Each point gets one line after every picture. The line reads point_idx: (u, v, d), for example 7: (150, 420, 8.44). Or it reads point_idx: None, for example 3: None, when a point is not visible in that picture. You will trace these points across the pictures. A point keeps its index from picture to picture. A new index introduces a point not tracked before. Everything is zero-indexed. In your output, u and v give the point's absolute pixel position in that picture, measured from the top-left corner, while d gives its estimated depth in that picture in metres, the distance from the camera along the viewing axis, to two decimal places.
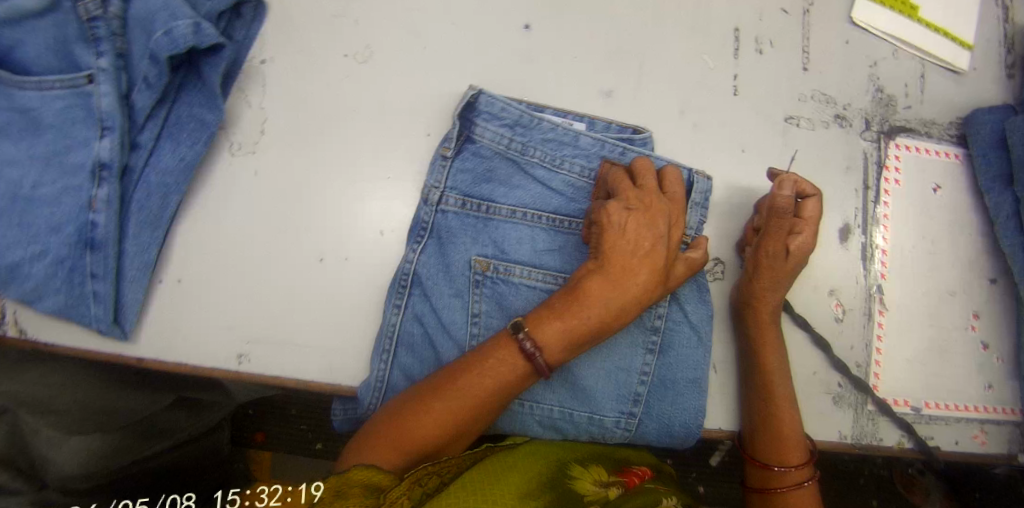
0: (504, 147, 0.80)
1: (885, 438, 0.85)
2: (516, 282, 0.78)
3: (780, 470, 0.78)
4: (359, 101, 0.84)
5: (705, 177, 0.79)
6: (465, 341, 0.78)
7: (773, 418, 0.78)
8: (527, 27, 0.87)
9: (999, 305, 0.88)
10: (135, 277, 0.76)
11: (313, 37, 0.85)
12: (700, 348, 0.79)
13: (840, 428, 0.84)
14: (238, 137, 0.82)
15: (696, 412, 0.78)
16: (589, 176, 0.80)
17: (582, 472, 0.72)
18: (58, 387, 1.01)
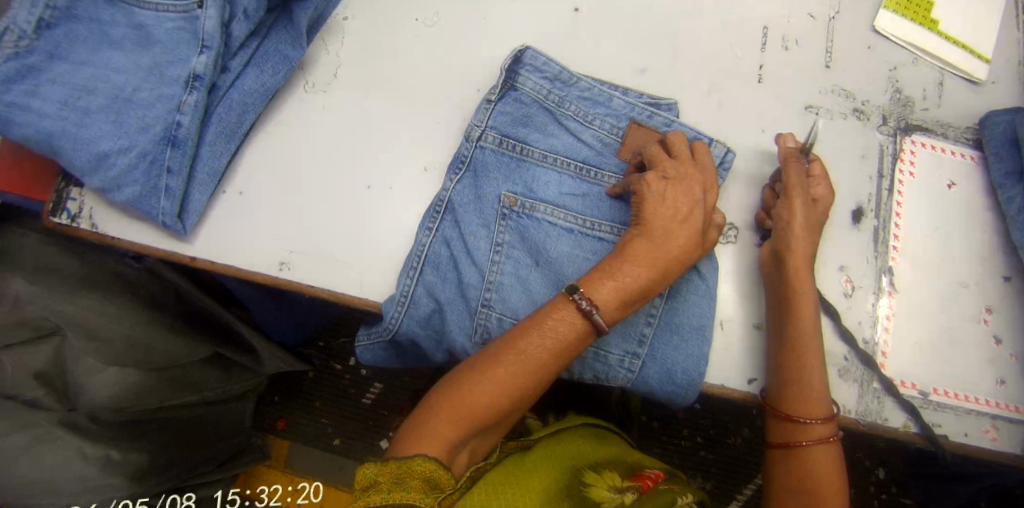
0: (543, 97, 0.88)
1: (890, 419, 0.85)
2: (539, 217, 0.85)
3: (807, 425, 0.81)
4: (419, 57, 0.95)
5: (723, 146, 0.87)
6: (487, 265, 0.84)
7: (786, 368, 0.81)
8: (576, 10, 0.96)
9: (1013, 302, 0.89)
10: (204, 180, 0.87)
11: (386, 1, 0.96)
12: (706, 299, 0.84)
13: (843, 401, 0.85)
14: (313, 77, 0.93)
15: (699, 360, 0.82)
16: (617, 134, 0.88)
17: (596, 478, 0.76)
18: (90, 308, 1.03)
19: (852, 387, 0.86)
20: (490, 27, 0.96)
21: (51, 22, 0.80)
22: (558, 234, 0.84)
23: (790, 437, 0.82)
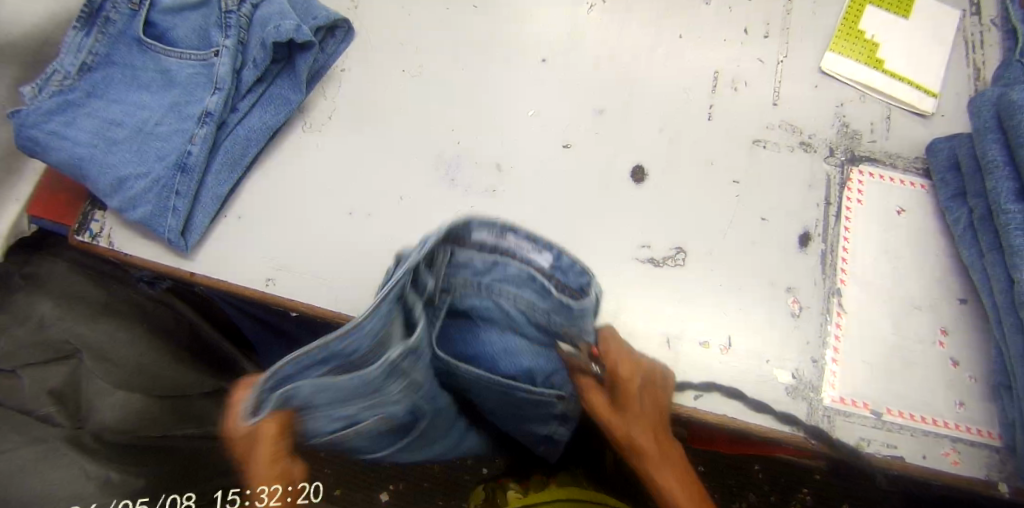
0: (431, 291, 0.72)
1: (842, 438, 0.86)
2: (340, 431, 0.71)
3: None
4: (403, 99, 1.06)
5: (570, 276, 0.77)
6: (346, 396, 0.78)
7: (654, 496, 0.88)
8: (543, 60, 1.07)
9: (968, 325, 0.91)
10: (208, 203, 0.98)
11: (378, 52, 1.09)
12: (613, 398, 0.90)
13: (794, 418, 0.87)
14: (310, 118, 1.05)
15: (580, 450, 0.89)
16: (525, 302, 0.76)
17: None
18: (106, 335, 1.07)
19: (803, 405, 0.87)
20: (466, 74, 1.07)
21: (91, 66, 0.97)
22: (421, 371, 0.72)
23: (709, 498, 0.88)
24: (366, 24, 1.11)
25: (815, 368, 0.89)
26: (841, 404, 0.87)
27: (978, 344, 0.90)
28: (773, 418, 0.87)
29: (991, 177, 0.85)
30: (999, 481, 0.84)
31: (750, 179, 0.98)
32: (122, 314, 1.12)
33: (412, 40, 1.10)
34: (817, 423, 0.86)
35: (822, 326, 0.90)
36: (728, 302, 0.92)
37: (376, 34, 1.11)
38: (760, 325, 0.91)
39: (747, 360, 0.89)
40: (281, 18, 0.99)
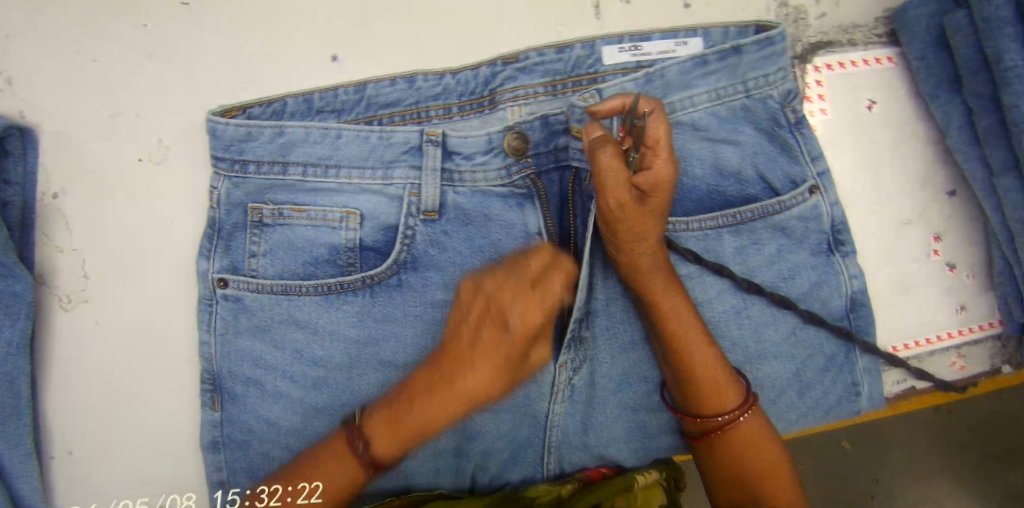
0: None
1: (867, 402, 0.77)
2: (692, 237, 0.71)
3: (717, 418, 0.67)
4: (172, 208, 0.72)
5: (752, 136, 0.72)
6: (545, 396, 0.71)
7: (681, 359, 0.66)
8: (335, 59, 0.71)
9: (959, 218, 0.77)
10: (19, 471, 0.71)
11: (95, 147, 0.71)
12: (736, 325, 0.73)
13: (811, 408, 0.76)
14: (62, 289, 0.73)
15: (696, 149, 0.71)
16: (745, 165, 0.72)
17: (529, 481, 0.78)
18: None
19: (814, 386, 0.76)
20: None
21: None
22: (699, 159, 0.72)
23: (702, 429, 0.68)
24: (51, 101, 0.70)
25: (821, 339, 0.75)
26: (862, 366, 0.76)
27: (974, 239, 0.77)
28: (791, 416, 0.76)
29: (1010, 90, 0.61)
30: (1005, 367, 0.81)
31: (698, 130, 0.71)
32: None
33: (126, 103, 0.71)
34: (837, 398, 0.77)
35: (833, 295, 0.74)
36: (713, 311, 0.72)
37: (73, 116, 0.71)
38: (757, 320, 0.73)
39: (752, 366, 0.74)
40: None
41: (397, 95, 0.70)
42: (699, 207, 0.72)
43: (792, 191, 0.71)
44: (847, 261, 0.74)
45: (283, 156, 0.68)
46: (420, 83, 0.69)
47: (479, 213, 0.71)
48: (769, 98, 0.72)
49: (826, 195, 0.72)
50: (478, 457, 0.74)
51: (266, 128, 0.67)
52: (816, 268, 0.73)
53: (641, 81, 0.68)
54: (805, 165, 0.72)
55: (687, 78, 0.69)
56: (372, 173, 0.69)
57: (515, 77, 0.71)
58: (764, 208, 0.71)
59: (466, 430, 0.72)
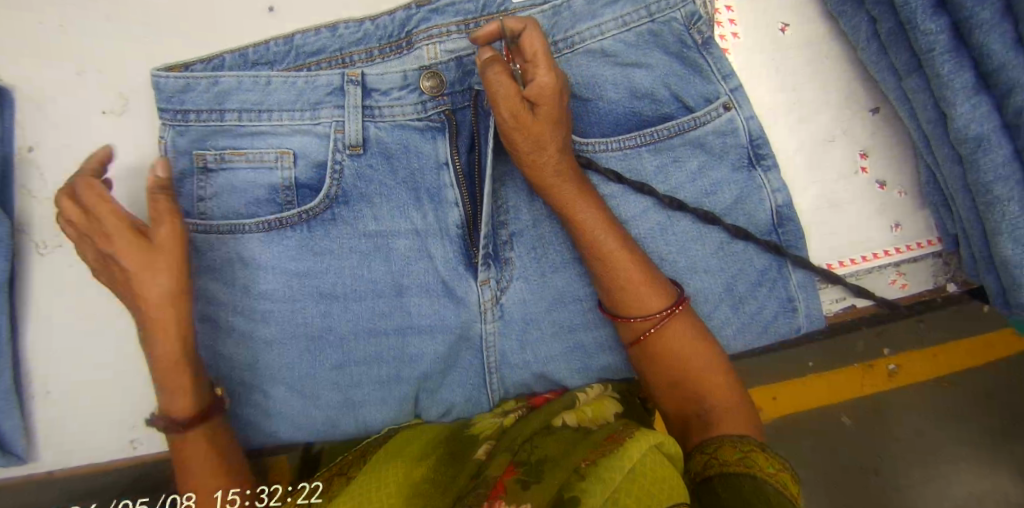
0: None
1: (805, 317, 0.79)
2: (608, 160, 0.75)
3: (637, 321, 0.71)
4: (136, 155, 0.80)
5: (665, 59, 0.75)
6: (473, 316, 0.79)
7: (599, 262, 0.71)
8: (272, 9, 0.82)
9: (883, 134, 0.79)
10: (4, 401, 0.78)
11: (65, 103, 0.79)
12: (662, 239, 0.76)
13: (747, 323, 0.78)
14: (38, 236, 0.80)
15: (609, 76, 0.75)
16: (659, 88, 0.75)
17: (481, 416, 0.82)
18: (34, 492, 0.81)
19: (746, 300, 0.78)
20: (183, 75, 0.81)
21: None
22: (613, 88, 0.75)
23: (635, 332, 0.73)
24: (25, 64, 0.78)
25: (750, 254, 0.77)
26: (797, 283, 0.78)
27: (901, 155, 0.79)
28: (726, 330, 0.78)
29: None
30: (948, 285, 0.82)
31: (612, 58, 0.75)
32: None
33: (90, 62, 0.79)
34: (772, 313, 0.79)
35: (757, 209, 0.77)
36: (639, 227, 0.76)
37: (46, 76, 0.79)
38: (683, 235, 0.77)
39: (683, 280, 0.77)
40: None
41: (324, 44, 0.75)
42: (617, 129, 0.76)
43: (706, 108, 0.75)
44: (768, 175, 0.76)
45: (219, 104, 0.73)
46: (342, 31, 0.75)
47: (400, 147, 0.76)
48: (672, 21, 0.75)
49: (740, 111, 0.76)
50: (416, 377, 0.81)
51: (202, 77, 0.73)
52: (736, 183, 0.77)
53: (548, 12, 0.74)
54: (717, 83, 0.76)
55: (592, 7, 0.74)
56: (301, 114, 0.74)
57: (428, 18, 0.75)
58: (679, 125, 0.75)
59: (403, 350, 0.80)
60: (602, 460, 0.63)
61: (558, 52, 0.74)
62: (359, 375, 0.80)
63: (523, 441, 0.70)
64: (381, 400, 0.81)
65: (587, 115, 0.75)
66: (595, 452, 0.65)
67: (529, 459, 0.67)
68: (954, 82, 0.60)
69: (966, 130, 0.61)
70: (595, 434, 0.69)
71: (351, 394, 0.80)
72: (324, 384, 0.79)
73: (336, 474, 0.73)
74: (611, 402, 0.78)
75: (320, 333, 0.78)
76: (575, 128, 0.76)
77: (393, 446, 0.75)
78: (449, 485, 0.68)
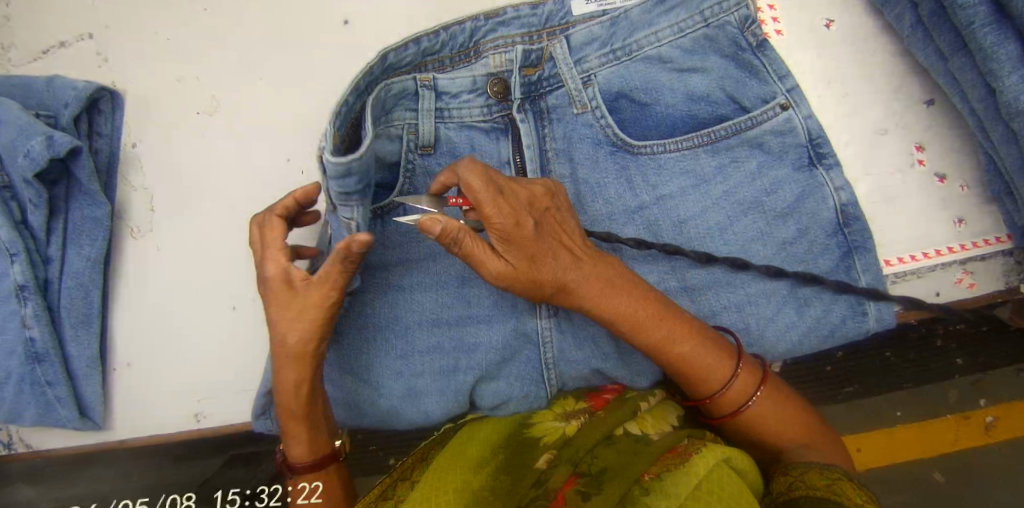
0: (620, 138, 0.76)
1: (874, 320, 0.75)
2: (663, 158, 0.76)
3: (720, 394, 0.69)
4: (221, 150, 0.90)
5: (719, 57, 0.76)
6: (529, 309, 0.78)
7: (663, 354, 0.68)
8: (347, 22, 0.92)
9: (941, 126, 0.77)
10: (87, 371, 0.85)
11: (165, 105, 0.90)
12: (722, 239, 0.75)
13: (810, 325, 0.75)
14: (134, 222, 0.89)
15: (665, 79, 0.75)
16: (713, 86, 0.75)
17: (543, 413, 0.78)
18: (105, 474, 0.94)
19: (812, 303, 0.75)
20: (272, 84, 0.91)
21: None
22: (668, 91, 0.76)
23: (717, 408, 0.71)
24: (136, 74, 0.90)
25: (815, 254, 0.75)
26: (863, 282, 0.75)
27: (958, 148, 0.77)
28: (788, 332, 0.75)
29: None
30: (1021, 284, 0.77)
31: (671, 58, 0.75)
32: (59, 473, 0.93)
33: (189, 70, 0.91)
34: (840, 317, 0.75)
35: (820, 207, 0.75)
36: (698, 226, 0.75)
37: (151, 82, 0.90)
38: (741, 232, 0.75)
39: (739, 281, 0.75)
40: (24, 138, 0.78)
41: (409, 59, 0.70)
42: (674, 131, 0.77)
43: (762, 107, 0.75)
44: (831, 174, 0.75)
45: (373, 158, 0.64)
46: (427, 43, 0.70)
47: (468, 147, 0.74)
48: (726, 25, 0.75)
49: (799, 110, 0.75)
50: (471, 370, 0.78)
51: (366, 142, 0.60)
52: (798, 182, 0.75)
53: (607, 23, 0.74)
54: (772, 83, 0.76)
55: (648, 16, 0.75)
56: (388, 124, 0.70)
57: (495, 29, 0.74)
58: (736, 125, 0.75)
59: (462, 341, 0.78)
60: (664, 475, 0.65)
61: (616, 59, 0.75)
62: (421, 366, 0.78)
63: (585, 449, 0.69)
64: (441, 392, 0.78)
65: (642, 116, 0.77)
66: (656, 465, 0.67)
67: (589, 470, 0.66)
68: (998, 53, 0.61)
69: (1015, 103, 0.60)
70: (656, 444, 0.69)
71: (413, 386, 0.78)
72: (389, 375, 0.78)
73: (398, 480, 0.74)
74: (671, 409, 0.78)
75: (388, 325, 0.77)
76: (630, 132, 0.77)
77: (453, 448, 0.75)
78: (510, 493, 0.66)
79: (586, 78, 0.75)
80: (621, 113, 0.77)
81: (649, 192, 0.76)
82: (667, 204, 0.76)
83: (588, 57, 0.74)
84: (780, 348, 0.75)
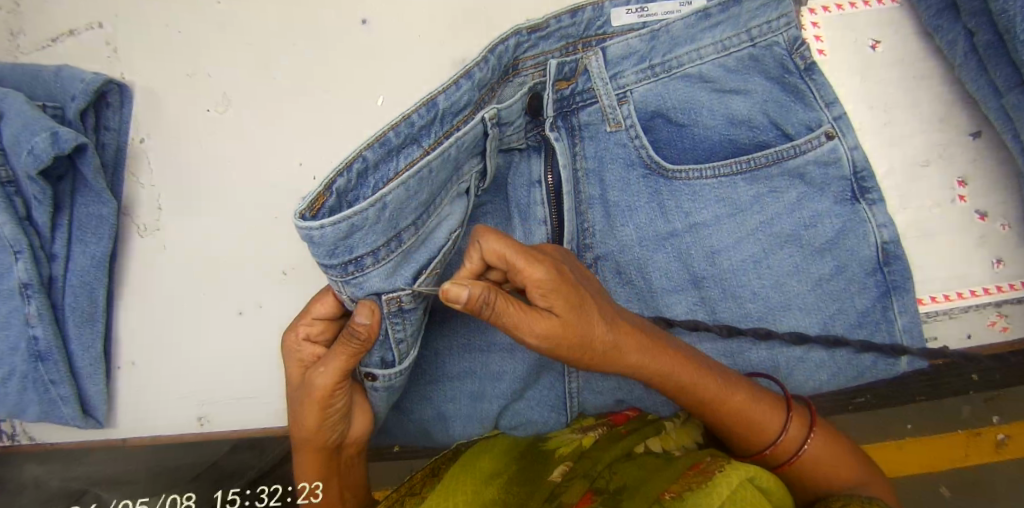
0: (655, 160, 0.72)
1: (903, 362, 0.73)
2: (698, 183, 0.73)
3: (777, 445, 0.67)
4: (232, 151, 0.87)
5: (763, 79, 0.72)
6: None
7: (714, 405, 0.66)
8: (364, 22, 0.88)
9: (985, 162, 0.73)
10: (91, 370, 0.84)
11: (175, 100, 0.87)
12: (756, 273, 0.72)
13: (839, 364, 0.73)
14: (141, 219, 0.87)
15: (703, 101, 0.72)
16: (757, 110, 0.72)
17: (558, 430, 0.76)
18: (109, 461, 0.84)
19: (845, 344, 0.73)
20: (287, 83, 0.88)
21: None
22: (708, 114, 0.72)
23: (778, 461, 0.68)
24: (147, 66, 0.88)
25: (852, 293, 0.72)
26: (895, 323, 0.72)
27: (1002, 184, 0.73)
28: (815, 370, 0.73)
29: None
30: None
31: (710, 79, 0.72)
32: (67, 457, 0.85)
33: (201, 65, 0.88)
34: (872, 359, 0.73)
35: (861, 245, 0.72)
36: (731, 258, 0.72)
37: (161, 76, 0.88)
38: (772, 266, 0.72)
39: (772, 318, 0.73)
40: (28, 133, 0.74)
41: (466, 97, 0.63)
42: (711, 155, 0.73)
43: (806, 136, 0.71)
44: (874, 209, 0.71)
45: (394, 228, 0.56)
46: (478, 76, 0.63)
47: (510, 171, 0.73)
48: (775, 45, 0.72)
49: (844, 140, 0.71)
50: (492, 394, 0.76)
51: (368, 207, 0.53)
52: (839, 216, 0.72)
53: (647, 36, 0.70)
54: (820, 110, 0.72)
55: (692, 31, 0.71)
56: (452, 184, 0.63)
57: (536, 45, 0.69)
58: (779, 152, 0.71)
59: (488, 367, 0.76)
60: (686, 495, 0.59)
61: (654, 75, 0.71)
62: (450, 390, 0.76)
63: (602, 465, 0.66)
64: (468, 417, 0.76)
65: (685, 137, 0.73)
66: (678, 483, 0.61)
67: (608, 488, 0.63)
68: None
69: None
70: (678, 461, 0.65)
71: (441, 409, 0.76)
72: (418, 398, 0.77)
73: (405, 494, 0.67)
74: (696, 429, 0.74)
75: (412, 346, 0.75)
76: (665, 153, 0.74)
77: (463, 459, 0.70)
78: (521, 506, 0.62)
79: (621, 95, 0.71)
80: (657, 133, 0.73)
81: (683, 220, 0.73)
82: (700, 232, 0.73)
83: (625, 72, 0.71)
84: (808, 386, 0.74)
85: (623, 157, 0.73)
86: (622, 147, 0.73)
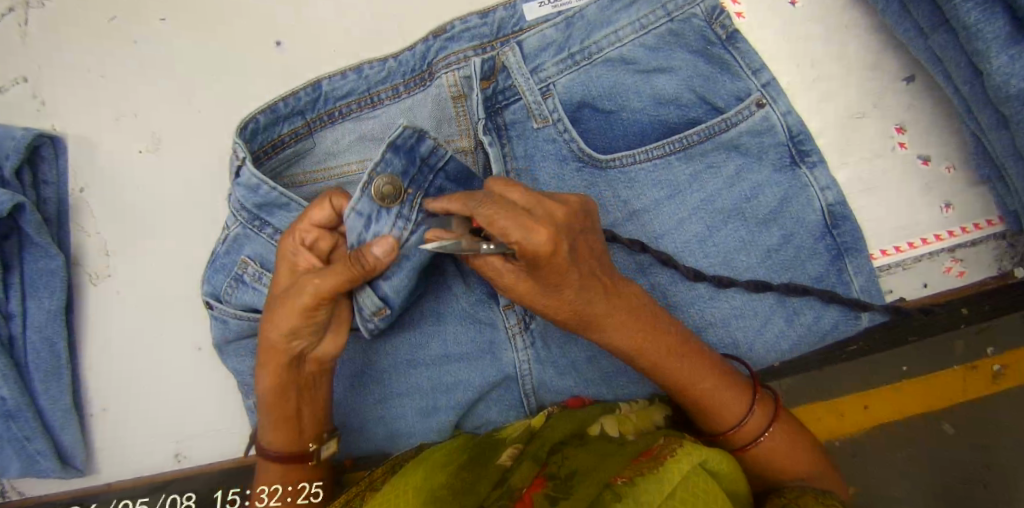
0: (581, 152, 0.71)
1: (863, 321, 0.72)
2: (633, 169, 0.71)
3: (736, 430, 0.66)
4: (167, 190, 0.87)
5: (683, 50, 0.70)
6: (509, 343, 0.74)
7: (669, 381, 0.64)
8: (279, 44, 0.87)
9: (926, 106, 0.71)
10: (63, 422, 0.84)
11: (108, 146, 0.87)
12: (702, 251, 0.71)
13: (799, 332, 0.72)
14: (90, 268, 0.87)
15: (623, 87, 0.71)
16: (682, 86, 0.70)
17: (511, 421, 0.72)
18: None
19: (803, 312, 0.71)
20: (212, 115, 0.87)
21: None
22: (633, 95, 0.71)
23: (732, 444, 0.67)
24: (76, 115, 0.87)
25: (803, 260, 0.71)
26: (849, 284, 0.71)
27: (942, 127, 0.71)
28: (774, 343, 0.72)
29: None
30: (1015, 269, 0.72)
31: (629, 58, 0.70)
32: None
33: (127, 107, 0.87)
34: (832, 322, 0.72)
35: (805, 210, 0.70)
36: (673, 241, 0.71)
37: (90, 123, 0.87)
38: (716, 243, 0.71)
39: (724, 295, 0.71)
40: None
41: (351, 86, 0.69)
42: (642, 139, 0.71)
43: (737, 107, 0.70)
44: (815, 172, 0.70)
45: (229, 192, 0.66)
46: (366, 71, 0.70)
47: None
48: (692, 18, 0.70)
49: (776, 106, 0.70)
50: (446, 402, 0.75)
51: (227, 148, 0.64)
52: (780, 184, 0.70)
53: (562, 25, 0.69)
54: (747, 79, 0.70)
55: (607, 13, 0.70)
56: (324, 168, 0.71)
57: (445, 47, 0.71)
58: (710, 128, 0.70)
59: (441, 382, 0.75)
60: (639, 479, 0.58)
61: (575, 64, 0.70)
62: (402, 407, 0.75)
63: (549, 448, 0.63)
64: (423, 432, 0.76)
65: (614, 123, 0.71)
66: (631, 468, 0.60)
67: (559, 473, 0.59)
68: (982, 32, 0.56)
69: (1005, 87, 0.56)
70: (630, 446, 0.63)
71: (394, 427, 0.76)
72: (370, 418, 0.76)
73: (364, 489, 0.66)
74: (660, 411, 0.73)
75: (354, 370, 0.75)
76: (597, 143, 0.72)
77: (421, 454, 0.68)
78: (468, 491, 0.59)
79: (545, 89, 0.70)
80: (585, 124, 0.72)
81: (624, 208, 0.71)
82: (642, 219, 0.71)
83: (545, 65, 0.70)
84: (771, 358, 0.73)
85: (555, 151, 0.71)
86: (550, 142, 0.71)
